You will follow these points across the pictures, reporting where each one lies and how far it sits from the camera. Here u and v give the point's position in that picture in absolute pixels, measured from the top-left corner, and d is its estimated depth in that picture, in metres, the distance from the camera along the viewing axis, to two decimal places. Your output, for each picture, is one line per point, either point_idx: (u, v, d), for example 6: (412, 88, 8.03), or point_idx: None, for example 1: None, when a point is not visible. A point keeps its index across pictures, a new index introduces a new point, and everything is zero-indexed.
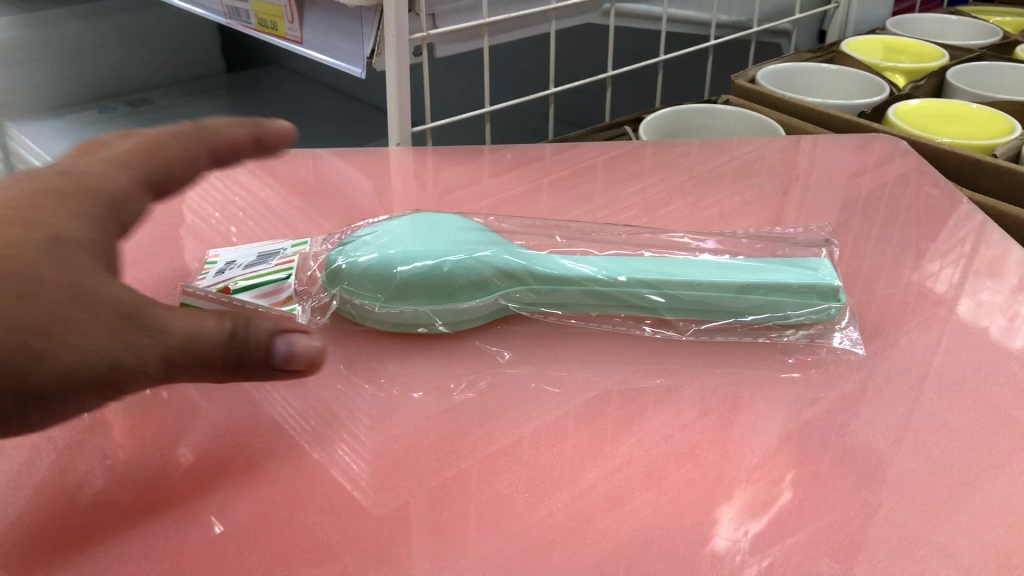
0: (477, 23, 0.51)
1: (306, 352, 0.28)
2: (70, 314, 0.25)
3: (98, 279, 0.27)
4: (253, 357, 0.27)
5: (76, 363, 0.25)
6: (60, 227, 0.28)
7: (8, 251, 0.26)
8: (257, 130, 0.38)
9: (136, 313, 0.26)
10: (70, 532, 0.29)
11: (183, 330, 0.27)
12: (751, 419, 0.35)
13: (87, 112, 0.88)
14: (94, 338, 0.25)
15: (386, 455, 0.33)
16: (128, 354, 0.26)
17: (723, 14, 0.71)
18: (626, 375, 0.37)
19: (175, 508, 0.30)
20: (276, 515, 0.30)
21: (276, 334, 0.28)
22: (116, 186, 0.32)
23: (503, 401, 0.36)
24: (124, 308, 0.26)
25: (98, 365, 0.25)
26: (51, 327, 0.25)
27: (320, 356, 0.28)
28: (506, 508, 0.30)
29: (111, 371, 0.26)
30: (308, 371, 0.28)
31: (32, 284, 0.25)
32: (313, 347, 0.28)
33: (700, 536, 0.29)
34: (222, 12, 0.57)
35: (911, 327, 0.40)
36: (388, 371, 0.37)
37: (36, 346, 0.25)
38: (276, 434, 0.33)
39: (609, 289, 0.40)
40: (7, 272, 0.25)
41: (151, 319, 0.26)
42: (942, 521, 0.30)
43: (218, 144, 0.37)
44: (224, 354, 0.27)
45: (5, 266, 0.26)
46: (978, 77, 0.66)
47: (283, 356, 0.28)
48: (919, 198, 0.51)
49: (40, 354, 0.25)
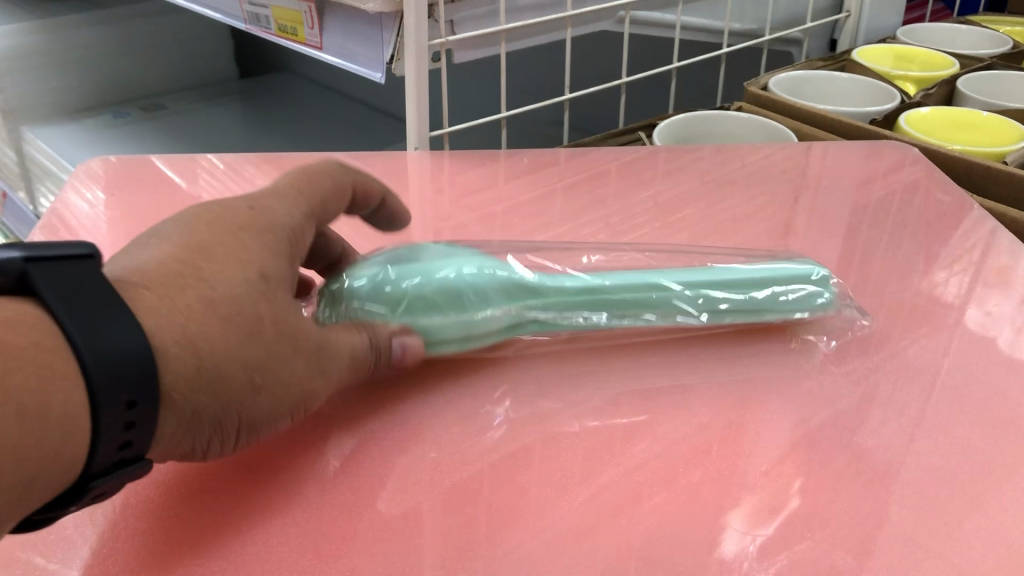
0: (494, 30, 0.51)
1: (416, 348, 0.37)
2: (281, 350, 0.30)
3: (289, 309, 0.31)
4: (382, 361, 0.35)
5: (283, 393, 0.30)
6: (262, 262, 0.31)
7: (229, 290, 0.29)
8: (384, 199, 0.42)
9: (320, 343, 0.32)
10: (94, 544, 0.30)
11: (346, 347, 0.33)
12: (763, 423, 0.35)
13: (100, 117, 0.88)
14: (297, 371, 0.30)
15: (398, 460, 0.34)
16: (313, 379, 0.31)
17: (735, 22, 0.71)
18: (641, 379, 0.38)
19: (198, 512, 0.31)
20: (298, 521, 0.31)
21: (393, 338, 0.36)
22: (293, 222, 0.34)
23: (516, 408, 0.37)
24: (313, 340, 0.31)
25: (295, 396, 0.31)
26: (271, 367, 0.29)
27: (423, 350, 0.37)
28: (518, 512, 0.31)
29: (302, 397, 0.31)
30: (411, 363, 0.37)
31: (255, 325, 0.29)
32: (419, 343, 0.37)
33: (710, 541, 0.30)
34: (241, 16, 0.57)
35: (920, 334, 0.41)
36: (404, 382, 0.38)
37: (260, 385, 0.29)
38: (295, 440, 0.35)
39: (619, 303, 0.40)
40: (233, 314, 0.28)
41: (327, 346, 0.32)
42: (949, 529, 0.30)
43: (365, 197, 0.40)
44: (364, 361, 0.34)
45: (233, 306, 0.29)
46: (989, 87, 0.66)
47: (399, 354, 0.36)
48: (929, 205, 0.52)
49: (263, 391, 0.29)
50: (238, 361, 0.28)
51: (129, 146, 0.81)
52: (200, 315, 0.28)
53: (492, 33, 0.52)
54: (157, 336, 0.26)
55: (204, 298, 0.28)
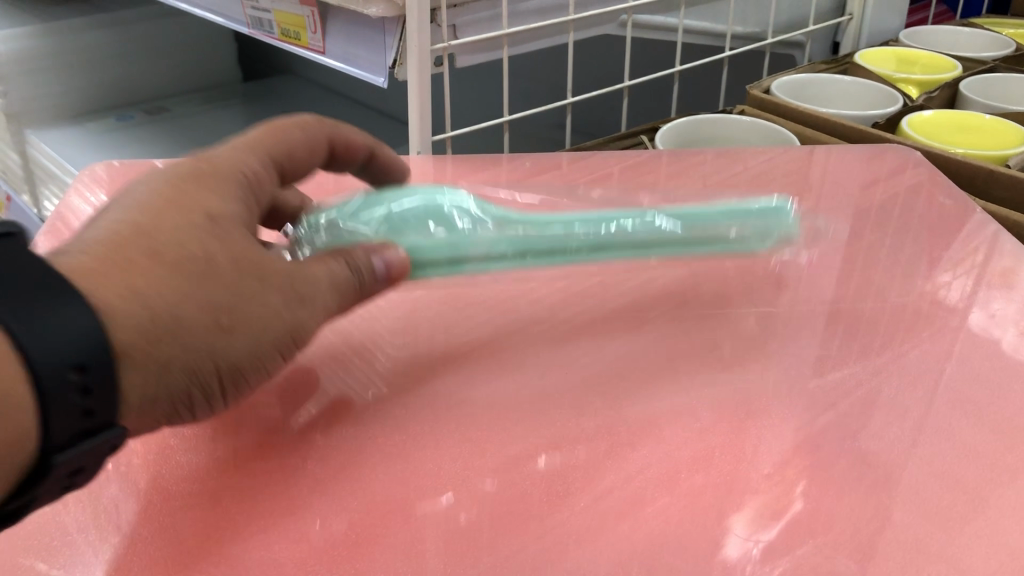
0: (497, 34, 0.51)
1: (397, 261, 0.36)
2: (244, 288, 0.30)
3: (248, 247, 0.31)
4: (367, 281, 0.35)
5: (258, 328, 0.30)
6: (209, 204, 0.31)
7: (174, 238, 0.29)
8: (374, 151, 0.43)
9: (290, 275, 0.32)
10: (96, 551, 0.30)
11: (321, 275, 0.33)
12: (765, 426, 0.35)
13: (104, 121, 0.89)
14: (270, 305, 0.31)
15: (400, 461, 0.34)
16: (290, 311, 0.31)
17: (738, 25, 0.71)
18: (643, 383, 0.38)
19: (199, 521, 0.31)
20: (298, 529, 0.31)
21: (373, 255, 0.35)
22: (244, 166, 0.34)
23: (518, 411, 0.37)
24: (280, 271, 0.31)
25: (275, 328, 0.31)
26: (239, 304, 0.30)
27: (406, 263, 0.36)
28: (520, 516, 0.31)
29: (285, 329, 0.31)
30: (399, 278, 0.36)
31: (209, 267, 0.29)
32: (400, 257, 0.36)
33: (713, 544, 0.30)
34: (244, 20, 0.57)
35: (922, 338, 0.41)
36: (407, 389, 0.38)
37: (230, 324, 0.29)
38: (297, 445, 0.35)
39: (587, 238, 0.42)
40: (181, 259, 0.29)
41: (298, 274, 0.32)
42: (953, 532, 0.30)
43: (342, 144, 0.41)
44: (348, 283, 0.34)
45: (181, 254, 0.29)
46: (992, 89, 0.66)
47: (383, 271, 0.35)
48: (932, 208, 0.51)
49: (235, 329, 0.30)
50: (198, 304, 0.28)
51: (133, 150, 0.81)
52: (147, 267, 0.28)
53: (494, 37, 0.52)
54: (104, 294, 0.27)
55: (149, 251, 0.28)
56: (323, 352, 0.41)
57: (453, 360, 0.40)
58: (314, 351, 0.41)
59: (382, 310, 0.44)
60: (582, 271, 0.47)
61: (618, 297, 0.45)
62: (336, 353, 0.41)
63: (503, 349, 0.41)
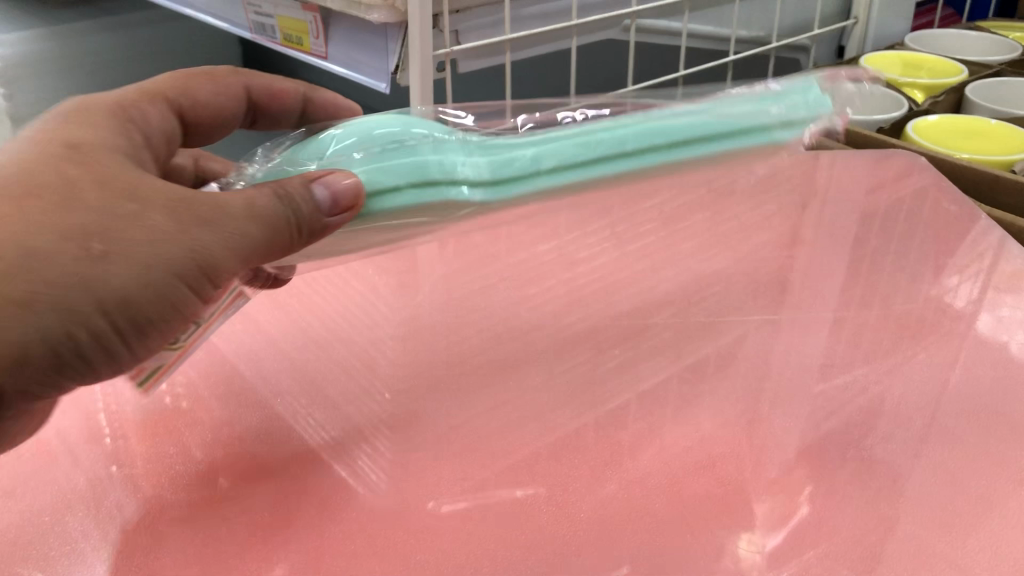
0: (499, 39, 0.51)
1: (347, 187, 0.32)
2: (118, 212, 0.28)
3: (130, 176, 0.30)
4: (306, 212, 0.32)
5: (149, 255, 0.28)
6: (86, 136, 0.31)
7: (37, 173, 0.29)
8: (309, 94, 0.45)
9: (188, 200, 0.30)
10: (99, 560, 0.30)
11: (239, 202, 0.31)
12: (769, 432, 0.35)
13: None
14: (159, 230, 0.29)
15: (405, 468, 0.34)
16: (192, 237, 0.29)
17: (743, 30, 0.71)
18: (647, 388, 0.38)
19: (201, 529, 0.32)
20: (298, 539, 0.31)
21: (313, 183, 0.32)
22: (136, 105, 0.35)
23: (522, 417, 0.37)
24: (172, 197, 0.29)
25: (171, 256, 0.29)
26: (114, 229, 0.28)
27: (361, 187, 0.33)
28: (522, 524, 0.31)
29: (186, 257, 0.29)
30: (356, 205, 0.33)
31: (72, 195, 0.28)
32: (347, 180, 0.33)
33: (716, 550, 0.30)
34: (247, 26, 0.57)
35: (929, 342, 0.40)
36: (410, 397, 0.38)
37: (104, 251, 0.28)
38: (301, 456, 0.35)
39: (558, 152, 0.37)
40: (40, 191, 0.28)
41: (199, 200, 0.30)
42: (961, 537, 0.30)
43: (263, 91, 0.43)
44: (277, 213, 0.31)
45: (44, 187, 0.28)
46: (999, 94, 0.66)
47: (327, 201, 0.32)
48: (938, 212, 0.51)
49: (113, 255, 0.28)
50: (56, 231, 0.27)
51: None
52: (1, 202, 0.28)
53: (498, 42, 0.52)
54: None
55: (9, 185, 0.28)
56: (327, 361, 0.41)
57: (456, 367, 0.40)
58: (317, 360, 0.41)
59: (385, 316, 0.44)
60: (585, 277, 0.47)
61: (622, 302, 0.44)
62: (341, 362, 0.41)
63: (506, 355, 0.41)
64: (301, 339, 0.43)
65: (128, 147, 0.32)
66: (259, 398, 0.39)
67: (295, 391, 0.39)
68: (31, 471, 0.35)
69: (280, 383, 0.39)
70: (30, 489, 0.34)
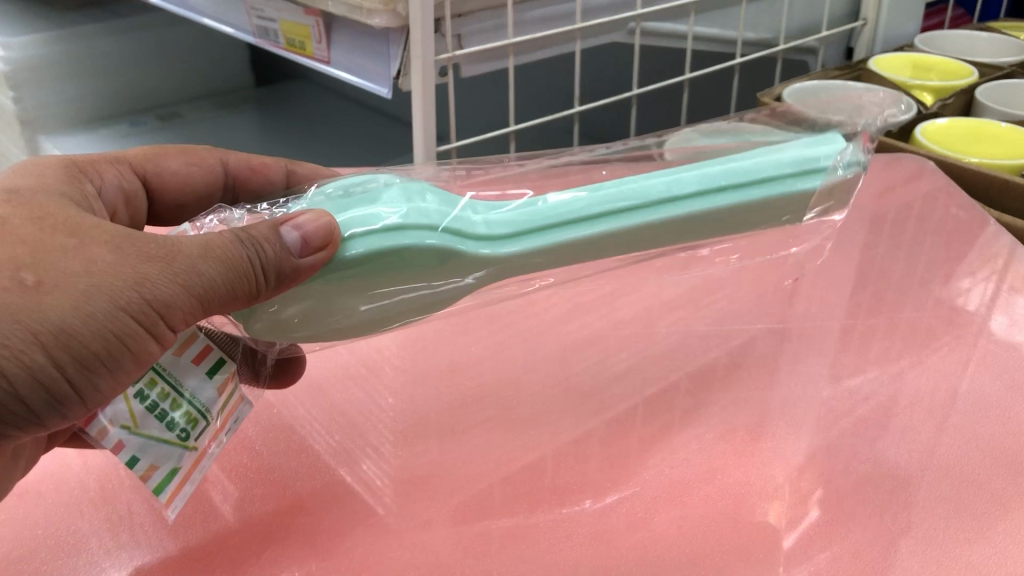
0: (502, 44, 0.51)
1: (317, 226, 0.30)
2: (54, 244, 0.27)
3: (77, 215, 0.29)
4: (270, 252, 0.29)
5: (86, 285, 0.27)
6: (41, 186, 0.31)
7: None
8: (291, 168, 0.42)
9: (136, 236, 0.28)
10: (110, 564, 0.31)
11: (196, 241, 0.28)
12: (777, 439, 0.35)
13: (115, 121, 0.86)
14: (99, 262, 0.27)
15: (409, 475, 0.34)
16: (138, 270, 0.27)
17: (749, 32, 0.70)
18: (652, 394, 0.38)
19: (209, 529, 0.32)
20: (304, 544, 0.31)
21: (281, 227, 0.30)
22: (87, 159, 0.36)
23: (528, 422, 0.37)
24: (119, 234, 0.28)
25: (112, 289, 0.27)
26: (48, 261, 0.27)
27: (334, 226, 0.30)
28: (527, 529, 0.31)
29: (130, 290, 0.27)
30: (329, 245, 0.30)
31: (10, 231, 0.27)
32: (319, 219, 0.30)
33: (725, 556, 0.30)
34: (250, 31, 0.57)
35: (940, 347, 0.40)
36: (413, 403, 0.38)
37: (36, 281, 0.26)
38: (306, 459, 0.35)
39: (573, 202, 0.34)
40: None
41: (149, 236, 0.28)
42: (974, 540, 0.30)
43: (240, 165, 0.40)
44: (237, 251, 0.29)
45: None
46: (1011, 96, 0.65)
47: (297, 244, 0.29)
48: (949, 215, 0.51)
49: (45, 285, 0.26)
50: None
51: None
52: None
53: (501, 47, 0.52)
54: None
55: None
56: (331, 367, 0.41)
57: (461, 370, 0.40)
58: (321, 366, 0.41)
59: None
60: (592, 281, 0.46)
61: (629, 307, 0.44)
62: (344, 367, 0.41)
63: (510, 362, 0.41)
64: None
65: (69, 189, 0.33)
66: (263, 403, 0.38)
67: (298, 397, 0.39)
68: (38, 477, 0.35)
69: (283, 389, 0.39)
70: (41, 489, 0.34)
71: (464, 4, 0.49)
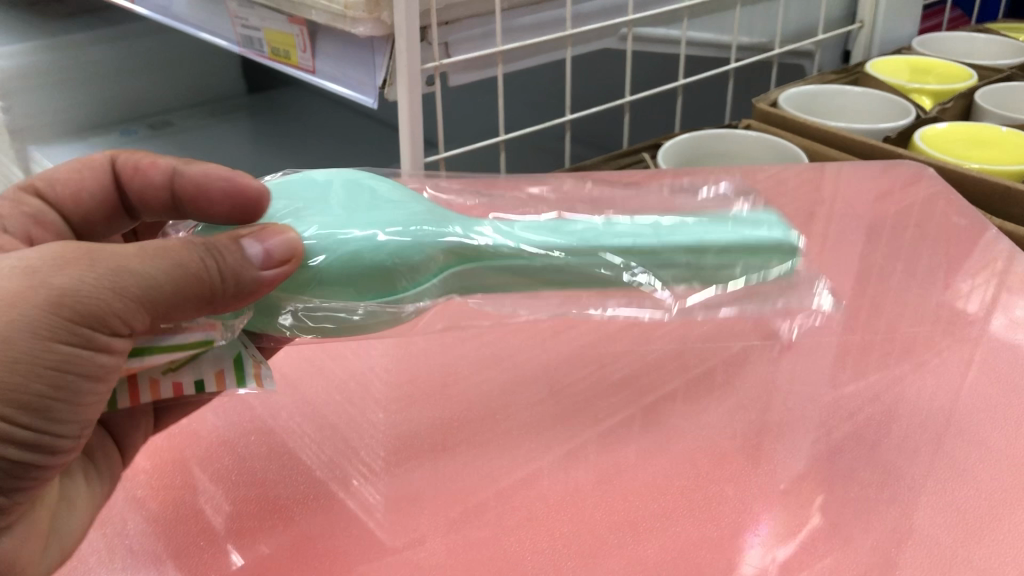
0: (489, 52, 0.51)
1: (282, 242, 0.29)
2: None
3: None
4: (228, 261, 0.28)
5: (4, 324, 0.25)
6: None
7: None
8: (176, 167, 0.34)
9: (55, 255, 0.26)
10: None
11: (132, 249, 0.27)
12: (777, 450, 0.34)
13: (106, 131, 0.85)
14: (13, 291, 0.25)
15: (400, 486, 0.33)
16: (60, 291, 0.26)
17: (743, 37, 0.70)
18: (645, 405, 0.37)
19: (198, 545, 0.31)
20: (295, 560, 0.30)
21: (242, 239, 0.28)
22: None
23: (525, 432, 0.36)
24: (36, 256, 0.26)
25: (36, 320, 0.26)
26: None
27: (297, 244, 0.30)
28: (518, 544, 0.30)
29: (54, 316, 0.26)
30: (293, 259, 0.29)
31: None
32: (280, 235, 0.29)
33: (728, 565, 0.29)
34: (235, 40, 0.56)
35: (940, 351, 0.39)
36: (405, 416, 0.37)
37: None
38: (297, 473, 0.35)
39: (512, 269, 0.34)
40: None
41: (73, 251, 0.27)
42: (978, 546, 0.29)
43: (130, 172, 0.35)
44: (187, 254, 0.27)
45: None
46: (1006, 98, 0.64)
47: (261, 257, 0.28)
48: (947, 216, 0.50)
49: None
50: None
51: None
52: None
53: (488, 54, 0.51)
54: None
55: None
56: (319, 381, 0.40)
57: (454, 382, 0.39)
58: (311, 379, 0.40)
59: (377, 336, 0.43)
60: None
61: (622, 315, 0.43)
62: (331, 382, 0.40)
63: (503, 375, 0.40)
64: (292, 359, 0.42)
65: None
66: (252, 418, 0.38)
67: (286, 410, 0.38)
68: None
69: (272, 404, 0.39)
70: None
71: (451, 11, 0.48)
